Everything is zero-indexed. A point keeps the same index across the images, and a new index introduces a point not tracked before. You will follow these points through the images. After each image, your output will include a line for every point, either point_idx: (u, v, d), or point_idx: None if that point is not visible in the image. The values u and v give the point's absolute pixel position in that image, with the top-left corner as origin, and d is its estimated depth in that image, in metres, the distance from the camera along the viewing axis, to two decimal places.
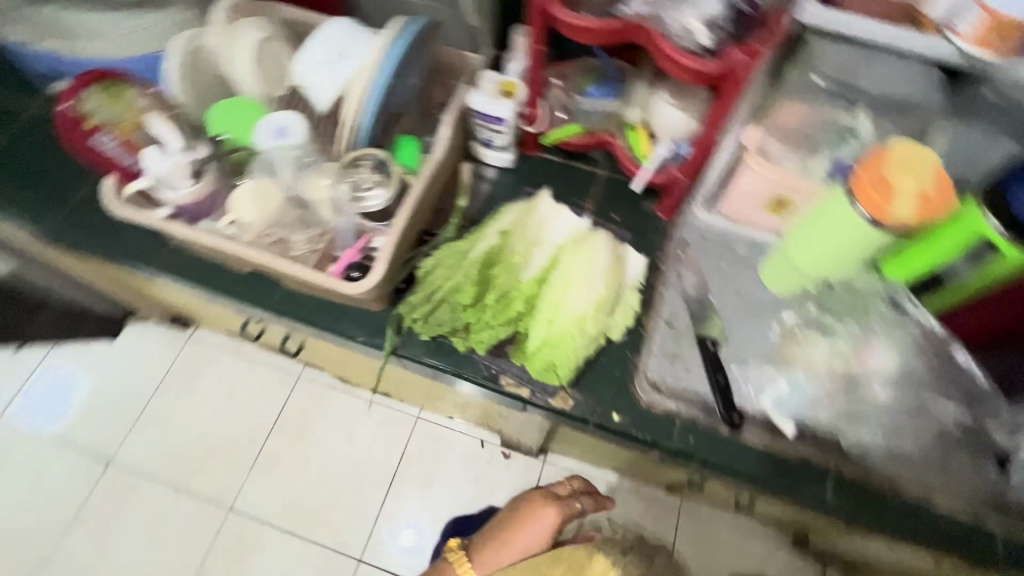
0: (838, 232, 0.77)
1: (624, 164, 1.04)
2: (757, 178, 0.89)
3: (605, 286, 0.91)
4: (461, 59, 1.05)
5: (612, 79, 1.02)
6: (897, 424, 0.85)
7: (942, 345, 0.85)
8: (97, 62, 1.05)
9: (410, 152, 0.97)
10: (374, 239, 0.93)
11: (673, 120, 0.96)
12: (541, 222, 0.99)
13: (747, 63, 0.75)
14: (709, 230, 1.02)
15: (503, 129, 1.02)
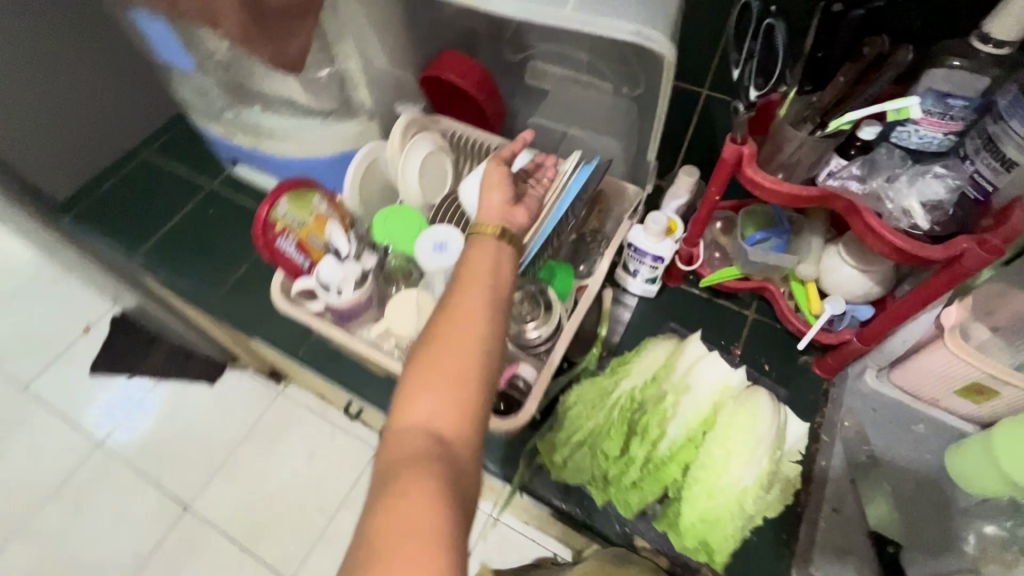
0: None
1: (785, 317, 0.98)
2: (949, 359, 0.82)
3: (768, 461, 0.82)
4: (619, 189, 1.03)
5: (781, 229, 0.97)
6: None
7: None
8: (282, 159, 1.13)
9: (565, 280, 0.92)
10: (520, 367, 0.88)
11: (852, 282, 0.89)
12: (691, 367, 0.89)
13: (985, 257, 0.65)
14: (878, 402, 0.93)
15: (659, 265, 1.01)
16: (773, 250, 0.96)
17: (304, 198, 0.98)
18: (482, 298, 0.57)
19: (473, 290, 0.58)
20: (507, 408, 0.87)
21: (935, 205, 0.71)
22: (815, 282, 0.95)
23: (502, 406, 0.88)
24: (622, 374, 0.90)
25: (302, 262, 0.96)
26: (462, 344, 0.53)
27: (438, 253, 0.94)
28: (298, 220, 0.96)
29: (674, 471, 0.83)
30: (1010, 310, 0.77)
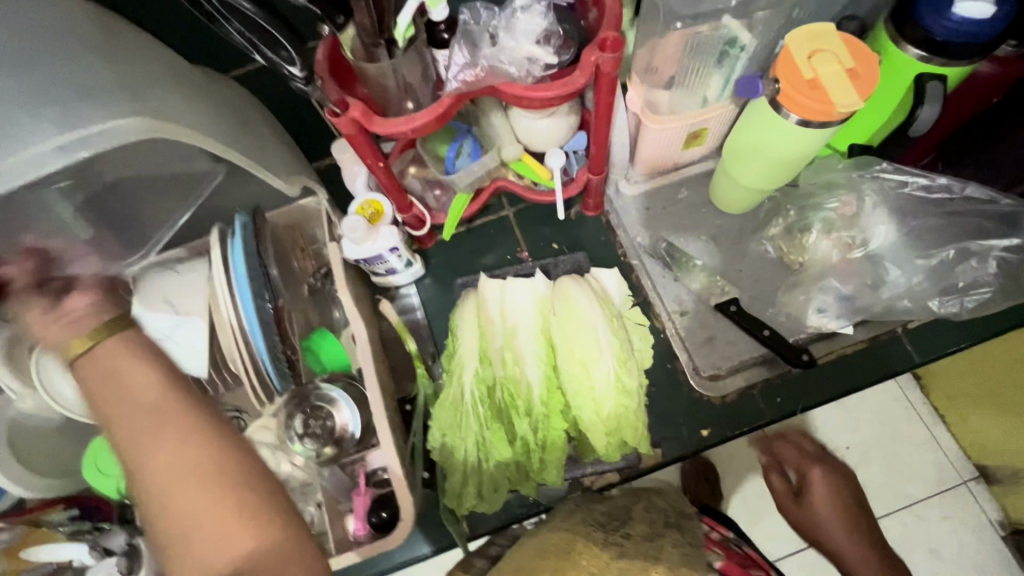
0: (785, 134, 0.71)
1: (531, 197, 0.92)
2: (662, 133, 0.82)
3: (614, 334, 0.82)
4: (301, 211, 0.87)
5: (463, 130, 0.87)
6: (943, 269, 0.80)
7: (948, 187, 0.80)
8: None
9: (335, 349, 0.82)
10: (370, 459, 0.77)
11: (552, 130, 0.84)
12: (500, 309, 0.85)
13: (612, 58, 0.62)
14: (645, 199, 0.96)
15: (399, 251, 0.87)
16: (471, 158, 0.87)
17: None
18: (185, 428, 0.49)
19: (169, 440, 0.48)
20: (389, 510, 0.74)
21: (547, 35, 0.64)
22: (525, 151, 0.89)
23: (387, 513, 0.74)
24: (455, 373, 0.83)
25: None
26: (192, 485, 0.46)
27: None
28: None
29: (560, 422, 0.80)
30: (665, 60, 0.75)
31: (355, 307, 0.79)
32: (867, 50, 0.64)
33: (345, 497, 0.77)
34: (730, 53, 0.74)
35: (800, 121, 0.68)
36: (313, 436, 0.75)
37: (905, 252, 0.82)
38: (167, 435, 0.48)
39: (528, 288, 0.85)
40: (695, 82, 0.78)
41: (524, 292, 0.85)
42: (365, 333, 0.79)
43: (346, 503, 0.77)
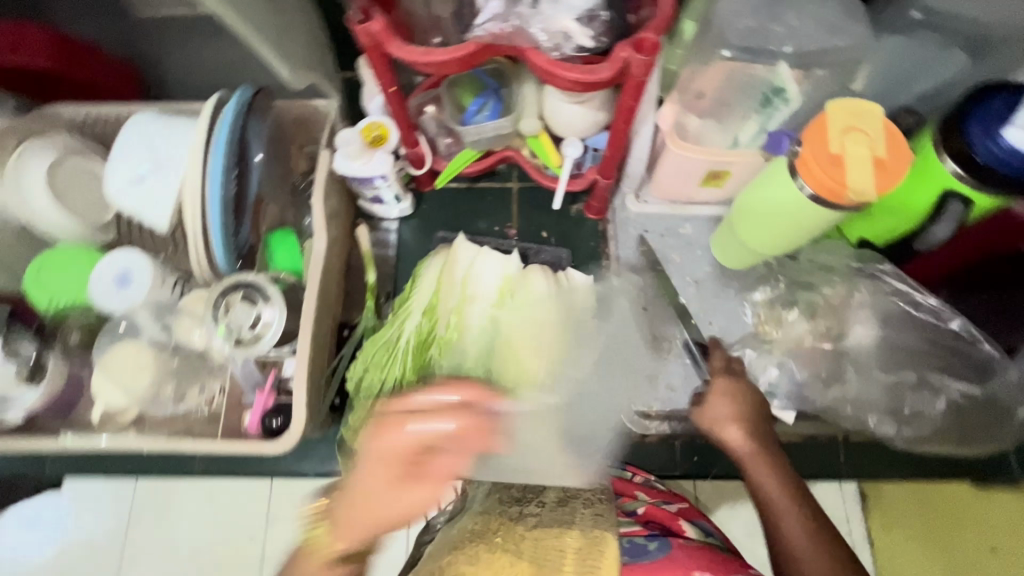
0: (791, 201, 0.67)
1: (535, 176, 0.91)
2: (683, 159, 0.78)
3: None
4: (312, 112, 0.87)
5: (491, 89, 0.85)
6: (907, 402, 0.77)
7: (939, 318, 0.75)
8: None
9: (292, 250, 0.82)
10: (284, 365, 0.79)
11: (574, 119, 0.82)
12: (466, 274, 0.86)
13: (642, 62, 0.60)
14: (647, 221, 0.93)
15: (386, 183, 0.87)
16: (488, 119, 0.85)
17: None
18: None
19: None
20: (282, 419, 0.76)
21: (589, 17, 0.62)
22: (545, 130, 0.87)
23: (278, 422, 0.76)
24: (403, 318, 0.85)
25: None
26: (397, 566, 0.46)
27: (121, 287, 0.75)
28: None
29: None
30: None
31: (324, 218, 0.79)
32: (904, 144, 0.60)
33: (249, 393, 0.79)
34: (773, 101, 0.72)
35: (811, 197, 0.65)
36: (236, 325, 0.74)
37: (872, 361, 0.77)
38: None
39: (500, 263, 0.86)
40: (730, 120, 0.75)
41: (495, 270, 0.86)
42: (324, 247, 0.79)
43: (248, 400, 0.79)
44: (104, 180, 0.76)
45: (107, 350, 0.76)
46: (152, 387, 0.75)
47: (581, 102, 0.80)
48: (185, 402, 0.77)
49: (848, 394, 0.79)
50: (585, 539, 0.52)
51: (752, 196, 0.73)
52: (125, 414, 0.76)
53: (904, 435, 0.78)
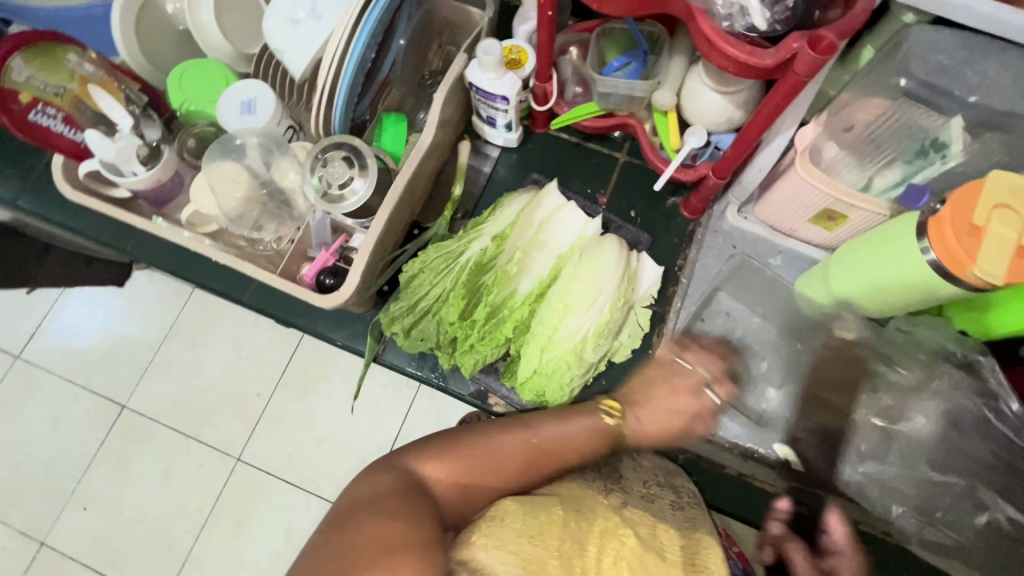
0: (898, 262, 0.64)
1: (648, 154, 0.86)
2: (803, 185, 0.73)
3: (611, 307, 0.81)
4: (461, 14, 0.88)
5: (640, 50, 0.83)
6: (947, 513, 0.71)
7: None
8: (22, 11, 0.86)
9: (398, 135, 0.85)
10: (353, 238, 0.83)
11: (710, 107, 0.79)
12: (545, 223, 0.84)
13: (812, 61, 0.56)
14: (740, 238, 0.89)
15: (506, 107, 0.87)
16: (627, 78, 0.82)
17: (54, 57, 0.78)
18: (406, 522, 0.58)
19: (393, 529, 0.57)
20: (335, 280, 0.80)
21: None
22: (675, 111, 0.84)
23: (331, 281, 0.80)
24: (466, 238, 0.85)
25: (77, 138, 0.79)
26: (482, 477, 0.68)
27: (245, 112, 0.80)
28: (51, 86, 0.78)
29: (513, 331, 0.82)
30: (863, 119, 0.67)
31: (439, 115, 0.81)
32: None
33: (315, 248, 0.84)
34: (929, 155, 0.65)
35: (932, 263, 0.61)
36: (328, 180, 0.77)
37: (922, 454, 0.71)
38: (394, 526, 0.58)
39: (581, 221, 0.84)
40: (870, 160, 0.70)
41: (572, 230, 0.84)
42: (428, 142, 0.81)
43: (312, 254, 0.84)
44: (264, 14, 0.80)
45: (214, 164, 0.80)
46: (239, 208, 0.81)
47: (727, 93, 0.77)
48: (260, 233, 0.82)
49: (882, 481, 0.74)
50: (685, 538, 0.68)
51: (835, 283, 0.74)
52: (208, 225, 0.84)
53: (921, 536, 0.73)
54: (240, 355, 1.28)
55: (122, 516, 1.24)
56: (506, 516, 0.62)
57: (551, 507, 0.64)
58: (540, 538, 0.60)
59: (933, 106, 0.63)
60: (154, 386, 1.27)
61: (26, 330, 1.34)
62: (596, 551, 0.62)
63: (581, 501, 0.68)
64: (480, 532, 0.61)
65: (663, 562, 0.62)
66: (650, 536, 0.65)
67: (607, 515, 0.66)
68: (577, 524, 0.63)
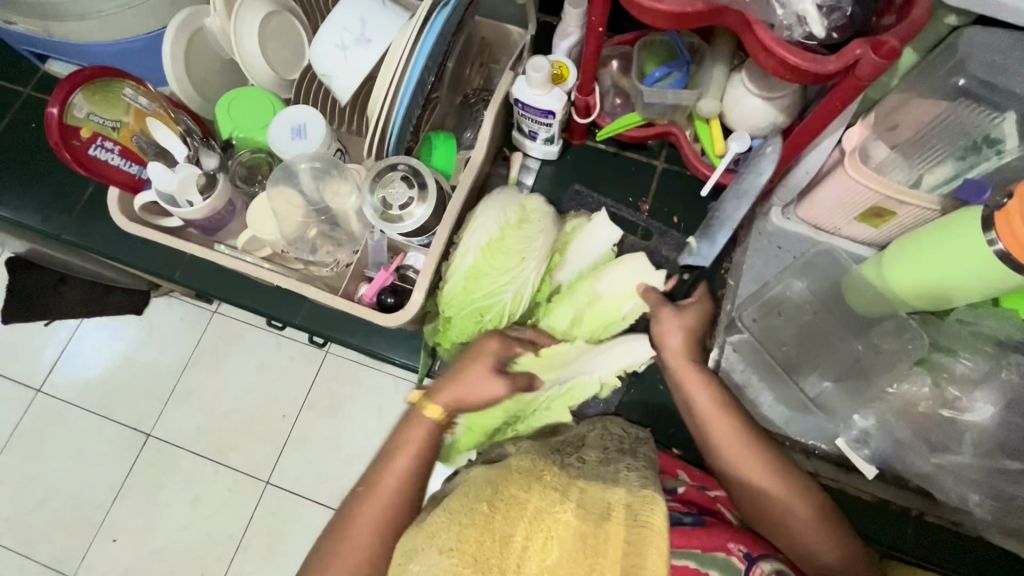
0: (940, 260, 0.69)
1: (692, 162, 0.89)
2: (853, 184, 0.76)
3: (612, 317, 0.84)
4: (502, 32, 0.90)
5: (683, 62, 0.86)
6: (1009, 492, 0.74)
7: None
8: (58, 44, 0.86)
9: (448, 154, 0.86)
10: (409, 256, 0.84)
11: (753, 113, 0.81)
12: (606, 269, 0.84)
13: (876, 65, 0.57)
14: (784, 238, 0.91)
15: (551, 122, 0.88)
16: (672, 87, 0.86)
17: (111, 92, 0.80)
18: None
19: None
20: (396, 299, 0.82)
21: (831, 7, 0.60)
22: (719, 118, 0.86)
23: (391, 301, 0.81)
24: (515, 264, 0.79)
25: (134, 170, 0.81)
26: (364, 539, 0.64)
27: (295, 137, 0.82)
28: (109, 120, 0.80)
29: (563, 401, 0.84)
30: (911, 121, 0.71)
31: (489, 132, 0.83)
32: None
33: (372, 267, 0.86)
34: (981, 150, 0.68)
35: (998, 254, 0.64)
36: (390, 200, 0.78)
37: (994, 443, 0.75)
38: None
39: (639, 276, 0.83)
40: (922, 160, 0.72)
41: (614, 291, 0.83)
42: (479, 160, 0.83)
43: (369, 274, 0.86)
44: (314, 39, 0.81)
45: (276, 187, 0.81)
46: (298, 231, 0.83)
47: (769, 97, 0.79)
48: (316, 255, 0.83)
49: (942, 469, 0.77)
50: (632, 496, 0.59)
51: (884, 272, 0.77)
52: (262, 249, 0.85)
53: (1002, 524, 0.75)
54: (263, 375, 1.28)
55: (153, 545, 1.23)
56: (436, 529, 0.55)
57: (476, 505, 0.55)
58: (459, 542, 0.52)
59: (989, 103, 0.66)
60: (183, 412, 1.28)
61: (45, 363, 1.33)
62: (523, 540, 0.52)
63: (502, 478, 0.59)
64: (418, 558, 0.54)
65: (604, 526, 0.54)
66: (594, 505, 0.57)
67: (543, 493, 0.56)
68: (503, 516, 0.53)
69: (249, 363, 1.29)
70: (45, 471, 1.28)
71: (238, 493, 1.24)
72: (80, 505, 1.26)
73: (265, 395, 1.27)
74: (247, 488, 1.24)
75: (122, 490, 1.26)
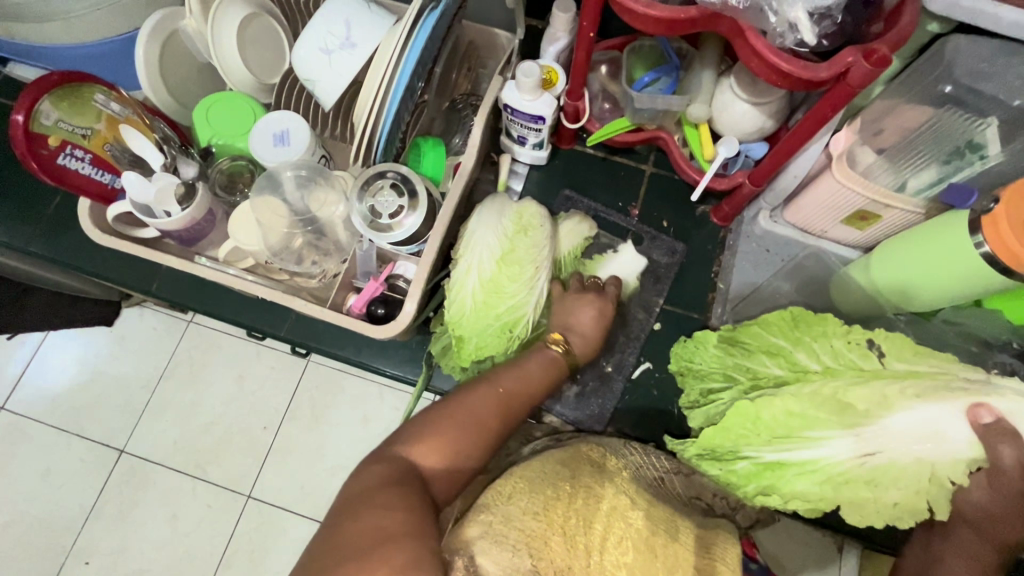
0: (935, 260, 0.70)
1: (680, 166, 0.88)
2: (839, 188, 0.77)
3: (964, 450, 0.60)
4: (489, 36, 0.89)
5: (671, 67, 0.86)
6: None
7: None
8: (19, 44, 0.81)
9: (437, 160, 0.85)
10: (399, 265, 0.82)
11: (742, 118, 0.81)
12: (928, 394, 0.61)
13: (867, 72, 0.58)
14: (773, 241, 0.92)
15: (540, 127, 0.87)
16: (661, 93, 0.85)
17: (81, 97, 0.75)
18: (394, 500, 0.50)
19: (378, 517, 0.49)
20: (386, 310, 0.80)
21: (821, 13, 0.60)
22: (707, 124, 0.86)
23: (382, 312, 0.80)
24: (529, 274, 0.78)
25: (105, 180, 0.77)
26: (464, 433, 0.60)
27: (278, 143, 0.79)
28: (79, 128, 0.75)
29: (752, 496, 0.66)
30: (897, 126, 0.73)
31: (479, 138, 0.82)
32: None
33: (361, 277, 0.84)
34: (965, 155, 0.69)
35: (985, 255, 0.65)
36: (379, 208, 0.76)
37: None
38: (382, 511, 0.49)
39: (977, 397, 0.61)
40: (906, 164, 0.74)
41: (958, 445, 0.60)
42: (469, 167, 0.81)
43: (358, 283, 0.83)
44: (297, 42, 0.79)
45: (260, 196, 0.79)
46: (283, 241, 0.80)
47: (757, 104, 0.79)
48: (301, 265, 0.80)
49: None
50: (699, 530, 0.62)
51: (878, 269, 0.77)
52: (244, 260, 0.82)
53: None
54: (242, 387, 1.24)
55: (129, 566, 1.18)
56: (515, 492, 0.55)
57: (558, 481, 0.58)
58: (545, 509, 0.54)
59: (973, 109, 0.67)
60: (159, 426, 1.23)
61: (11, 377, 1.26)
62: (601, 530, 0.55)
63: (574, 464, 0.62)
64: (489, 508, 0.54)
65: (671, 545, 0.57)
66: (662, 519, 0.60)
67: (615, 493, 0.60)
68: (583, 500, 0.57)
69: (230, 374, 1.24)
70: (9, 492, 1.21)
71: (218, 511, 1.19)
72: (47, 526, 1.20)
73: (247, 407, 1.23)
74: (228, 503, 1.19)
75: (93, 510, 1.20)
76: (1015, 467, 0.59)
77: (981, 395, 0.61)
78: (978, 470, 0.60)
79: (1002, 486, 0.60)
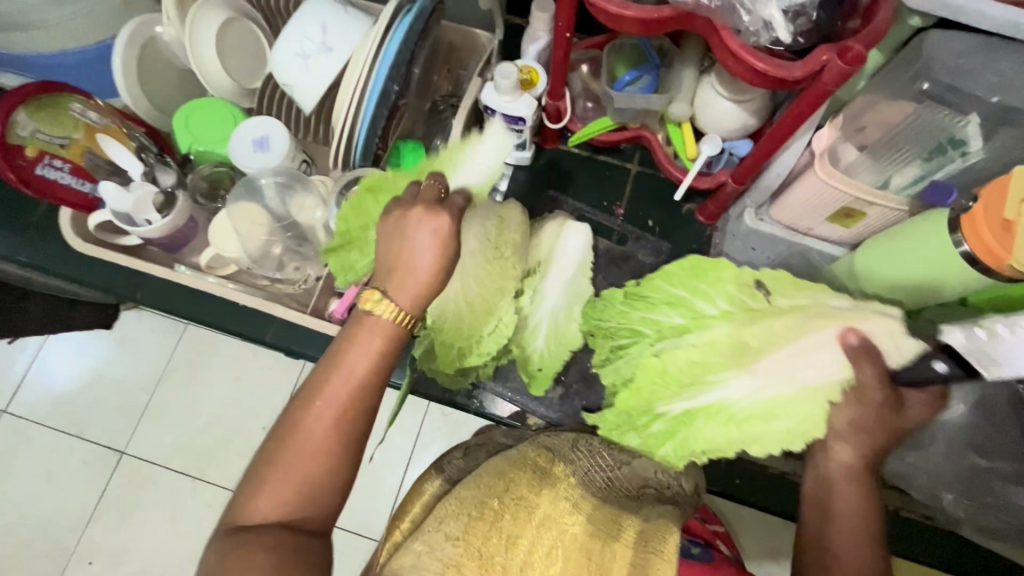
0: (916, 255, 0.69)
1: (664, 165, 0.88)
2: (822, 187, 0.75)
3: (833, 374, 0.57)
4: (470, 37, 0.88)
5: (653, 66, 0.86)
6: None
7: None
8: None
9: (418, 161, 0.84)
10: None
11: (724, 116, 0.80)
12: (794, 328, 0.59)
13: (842, 70, 0.57)
14: (758, 240, 0.91)
15: (522, 129, 0.87)
16: (642, 92, 0.84)
17: (58, 107, 0.76)
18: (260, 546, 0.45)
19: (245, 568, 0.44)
20: None
21: (796, 11, 0.59)
22: (690, 122, 0.86)
23: None
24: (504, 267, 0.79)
25: (87, 189, 0.78)
26: (310, 453, 0.49)
27: (257, 149, 0.79)
28: (57, 138, 0.76)
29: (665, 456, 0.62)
30: (878, 122, 0.72)
31: (459, 140, 0.81)
32: None
33: None
34: (947, 152, 0.68)
35: (964, 255, 0.64)
36: None
37: None
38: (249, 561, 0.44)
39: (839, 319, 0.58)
40: (888, 162, 0.73)
41: (824, 371, 0.57)
42: None
43: (340, 289, 0.83)
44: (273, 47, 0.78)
45: (237, 203, 0.79)
46: (263, 248, 0.79)
47: (738, 102, 0.78)
48: (283, 272, 0.81)
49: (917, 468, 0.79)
50: (644, 525, 0.62)
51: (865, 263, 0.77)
52: (225, 267, 0.83)
53: (977, 522, 0.78)
54: (236, 389, 1.24)
55: (130, 567, 1.19)
56: (443, 515, 0.52)
57: (486, 499, 0.54)
58: (465, 533, 0.50)
59: (953, 106, 0.65)
60: (154, 429, 1.23)
61: (10, 381, 1.28)
62: (528, 544, 0.53)
63: (513, 472, 0.60)
64: (420, 537, 0.50)
65: (610, 546, 0.57)
66: (602, 522, 0.60)
67: (552, 500, 0.59)
68: (510, 516, 0.53)
69: (224, 377, 1.25)
70: (9, 496, 1.23)
71: (215, 512, 1.20)
72: (48, 528, 1.21)
73: (241, 410, 1.23)
74: (225, 504, 1.20)
75: (94, 512, 1.22)
76: (883, 379, 0.55)
77: (852, 318, 0.58)
78: (850, 389, 0.56)
79: (863, 404, 0.55)
